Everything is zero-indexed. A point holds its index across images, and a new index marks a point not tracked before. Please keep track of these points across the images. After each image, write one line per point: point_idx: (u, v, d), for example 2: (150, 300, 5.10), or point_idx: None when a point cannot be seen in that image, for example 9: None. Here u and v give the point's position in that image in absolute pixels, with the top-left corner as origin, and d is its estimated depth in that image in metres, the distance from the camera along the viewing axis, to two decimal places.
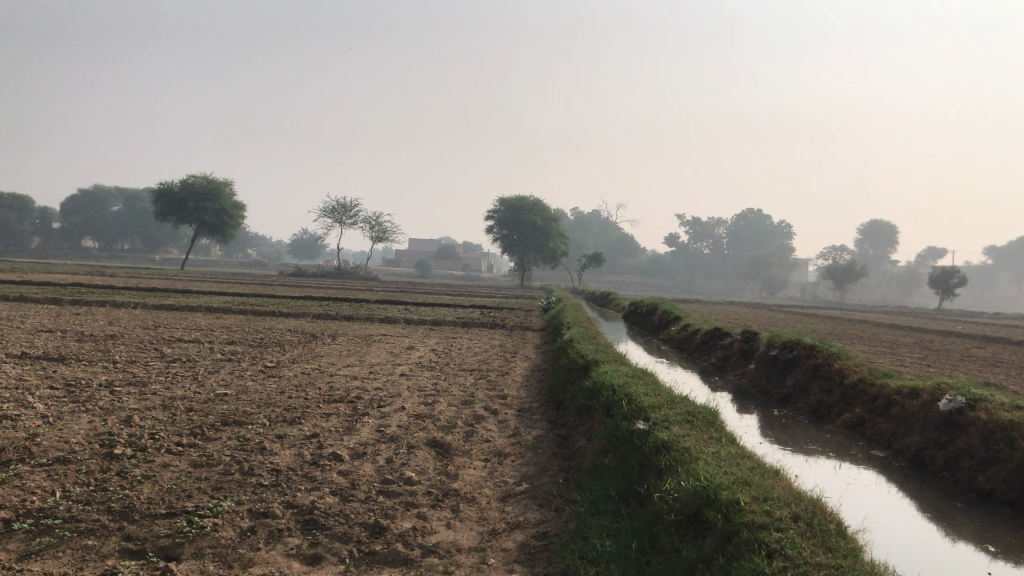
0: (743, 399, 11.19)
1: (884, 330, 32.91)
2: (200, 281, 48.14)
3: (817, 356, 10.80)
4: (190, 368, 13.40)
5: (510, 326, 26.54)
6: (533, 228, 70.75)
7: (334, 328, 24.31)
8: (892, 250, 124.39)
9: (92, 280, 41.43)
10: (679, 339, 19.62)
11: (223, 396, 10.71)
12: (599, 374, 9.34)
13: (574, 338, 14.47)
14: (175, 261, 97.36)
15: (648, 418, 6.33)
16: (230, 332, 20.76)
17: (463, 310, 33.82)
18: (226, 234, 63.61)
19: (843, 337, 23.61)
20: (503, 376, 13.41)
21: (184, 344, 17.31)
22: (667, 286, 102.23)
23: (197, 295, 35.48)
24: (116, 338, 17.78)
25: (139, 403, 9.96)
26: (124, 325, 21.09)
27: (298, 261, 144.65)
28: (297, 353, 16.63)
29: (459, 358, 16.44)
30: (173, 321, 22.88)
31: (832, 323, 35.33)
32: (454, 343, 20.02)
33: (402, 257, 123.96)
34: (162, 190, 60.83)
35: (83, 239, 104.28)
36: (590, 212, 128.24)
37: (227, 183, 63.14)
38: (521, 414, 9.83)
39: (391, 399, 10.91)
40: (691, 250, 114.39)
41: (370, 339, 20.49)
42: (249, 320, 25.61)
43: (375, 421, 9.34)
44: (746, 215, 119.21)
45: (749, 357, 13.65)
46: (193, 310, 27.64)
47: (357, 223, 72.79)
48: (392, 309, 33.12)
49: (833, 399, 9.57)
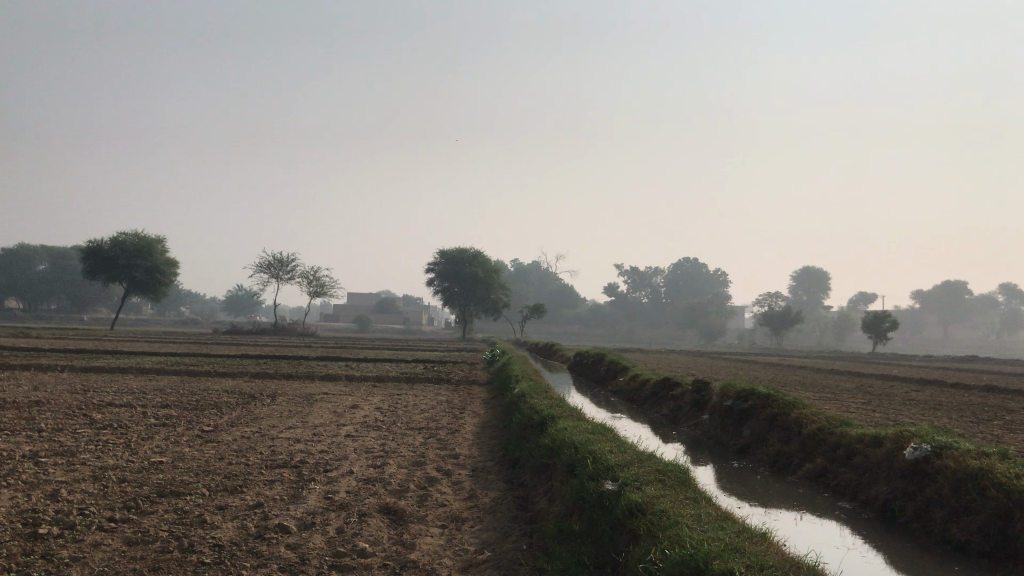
0: (700, 451, 11.01)
1: (825, 375, 33.25)
2: (131, 341, 46.59)
3: (773, 406, 10.70)
4: (122, 434, 12.69)
5: (455, 380, 26.15)
6: (473, 279, 70.55)
7: (273, 386, 23.56)
8: (824, 295, 127.32)
9: (16, 343, 39.75)
10: (627, 389, 19.43)
11: (158, 465, 10.10)
12: (556, 431, 9.05)
13: (524, 393, 14.16)
14: (103, 321, 94.41)
15: (615, 477, 6.07)
16: (165, 394, 19.92)
17: (406, 364, 33.30)
18: (158, 293, 61.97)
19: (787, 383, 23.67)
20: (452, 434, 13.00)
21: (115, 408, 16.49)
22: (608, 336, 102.69)
23: (129, 356, 34.24)
24: (41, 404, 16.83)
25: (67, 475, 9.30)
26: (50, 389, 20.09)
27: (233, 317, 141.73)
28: (235, 415, 15.98)
29: (405, 415, 15.95)
30: (103, 384, 21.91)
31: (773, 369, 35.67)
32: (399, 400, 19.51)
33: (341, 312, 122.60)
34: (90, 248, 59.09)
35: (6, 300, 100.59)
36: (530, 264, 128.78)
37: (159, 240, 61.70)
38: (475, 475, 9.48)
39: (337, 463, 10.44)
40: (630, 299, 115.39)
41: (312, 399, 19.84)
42: (185, 380, 24.73)
43: (323, 487, 8.89)
44: (683, 264, 121.16)
45: (702, 407, 13.53)
46: (124, 372, 26.59)
47: (294, 278, 71.69)
48: (333, 365, 32.39)
49: (793, 449, 9.43)
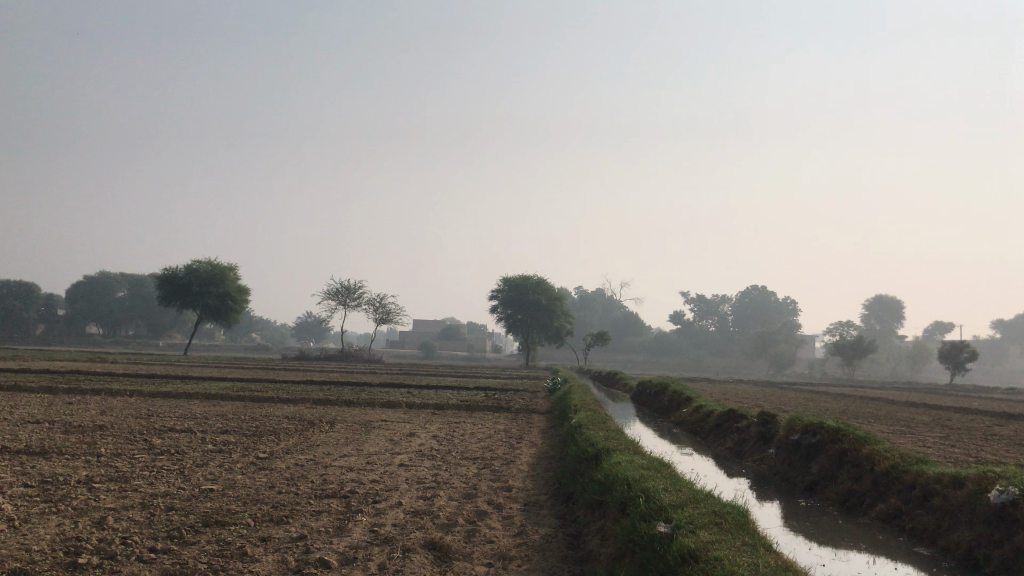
0: (764, 487, 10.50)
1: (899, 408, 31.88)
2: (201, 366, 47.47)
3: (843, 440, 10.10)
4: (177, 460, 12.71)
5: (515, 409, 25.80)
6: (536, 306, 70.32)
7: (333, 413, 23.55)
8: (898, 324, 123.55)
9: (91, 367, 40.78)
10: (691, 421, 18.85)
11: (208, 492, 10.03)
12: (610, 466, 8.66)
13: (581, 423, 13.76)
14: (178, 347, 96.85)
15: (669, 518, 5.67)
16: (226, 420, 20.05)
17: (467, 392, 33.06)
18: (230, 319, 63.24)
19: (858, 416, 22.65)
20: (507, 465, 12.67)
21: (176, 433, 16.61)
22: (673, 365, 101.14)
23: (196, 381, 34.74)
24: (105, 428, 17.03)
25: (116, 502, 9.27)
26: (115, 414, 20.33)
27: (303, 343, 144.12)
28: (292, 442, 15.93)
29: (461, 445, 15.69)
30: (168, 410, 22.12)
31: (844, 401, 34.39)
32: (456, 428, 19.25)
33: (407, 339, 123.67)
34: (166, 275, 60.77)
35: (87, 325, 104.12)
36: (594, 291, 128.04)
37: (231, 268, 63.06)
38: (527, 509, 9.15)
39: (387, 493, 10.21)
40: (697, 328, 113.61)
41: (370, 426, 19.74)
42: (247, 406, 24.88)
43: (369, 519, 8.64)
44: (750, 292, 118.99)
45: (768, 441, 12.95)
46: (189, 397, 26.90)
47: (360, 305, 72.48)
48: (394, 392, 32.30)
49: (864, 488, 8.85)
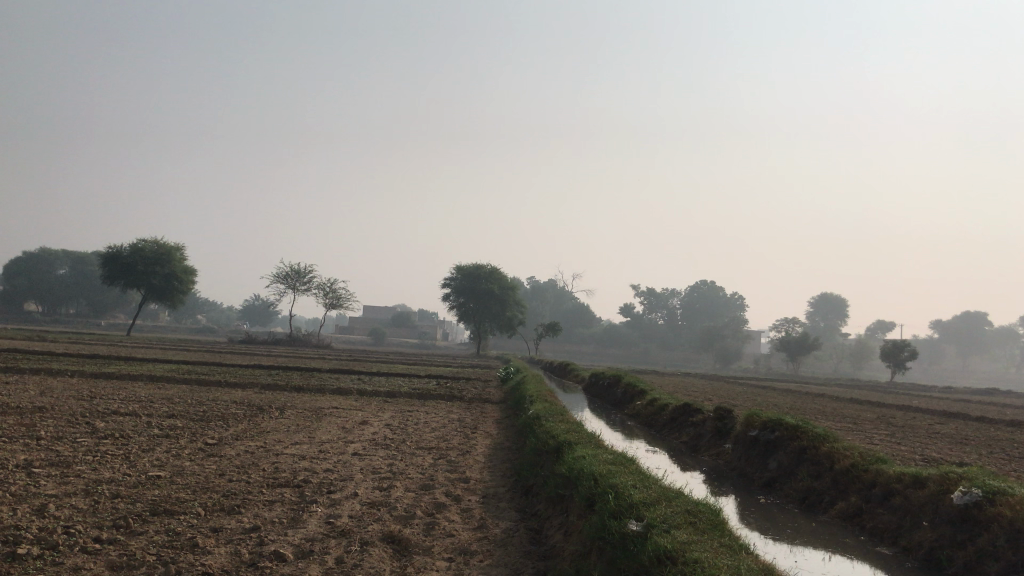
0: (722, 483, 10.50)
1: (845, 404, 32.38)
2: (145, 348, 46.27)
3: (802, 437, 10.14)
4: (122, 445, 12.27)
5: (469, 398, 25.57)
6: (488, 295, 70.17)
7: (283, 399, 23.11)
8: (841, 322, 126.06)
9: (29, 346, 39.47)
10: (646, 414, 18.85)
11: (155, 480, 9.66)
12: (573, 461, 8.52)
13: (540, 415, 13.61)
14: (120, 327, 94.56)
15: (640, 516, 5.55)
16: (172, 404, 19.52)
17: (419, 380, 32.76)
18: (175, 301, 61.92)
19: (808, 412, 22.88)
20: (464, 456, 12.47)
21: (120, 417, 16.08)
22: (623, 357, 101.82)
23: (139, 363, 33.88)
24: (45, 411, 16.41)
25: (57, 488, 8.87)
26: (56, 396, 19.65)
27: (250, 327, 141.88)
28: (241, 428, 15.55)
29: (416, 434, 15.44)
30: (111, 392, 21.45)
31: (791, 396, 34.87)
32: (409, 417, 18.98)
33: (357, 325, 122.47)
34: (110, 253, 59.22)
35: (26, 303, 101.18)
36: (546, 282, 128.28)
37: (178, 248, 61.68)
38: (486, 502, 9.00)
39: (342, 483, 9.97)
40: (647, 321, 114.57)
41: (321, 413, 19.40)
42: (194, 390, 24.28)
43: (324, 511, 8.40)
44: (700, 286, 120.31)
45: (725, 436, 12.99)
46: (133, 380, 26.18)
47: (310, 290, 71.53)
48: (345, 378, 31.87)
49: (823, 485, 8.89)
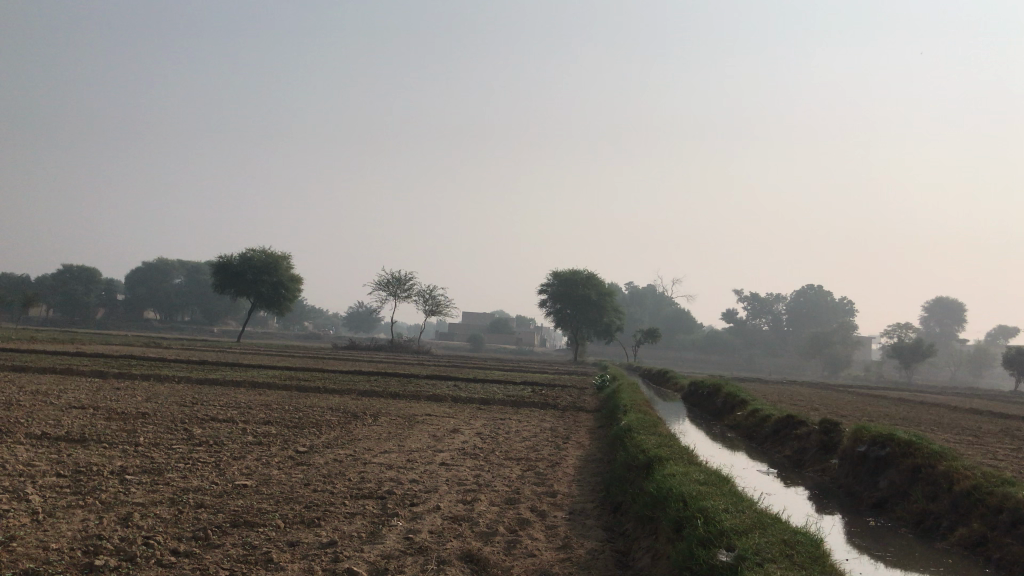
0: (827, 502, 9.82)
1: (965, 416, 30.41)
2: (251, 354, 47.69)
3: (916, 455, 9.35)
4: (214, 453, 12.42)
5: (563, 406, 25.18)
6: (585, 301, 69.57)
7: (378, 405, 23.22)
8: (960, 327, 119.88)
9: (145, 352, 41.24)
10: (746, 426, 18.05)
11: (241, 490, 9.63)
12: (662, 478, 8.03)
13: (633, 427, 13.09)
14: (231, 334, 98.21)
15: (731, 546, 5.04)
16: (269, 410, 19.81)
17: (514, 387, 32.56)
18: (283, 308, 63.63)
19: (923, 424, 21.49)
20: (553, 468, 12.06)
21: (218, 424, 16.35)
22: (724, 364, 99.46)
23: (243, 369, 34.80)
24: (147, 416, 16.83)
25: (145, 496, 8.92)
26: (161, 401, 20.22)
27: (354, 333, 145.25)
28: (333, 436, 15.58)
29: (506, 444, 15.13)
30: (213, 398, 21.97)
31: (906, 407, 32.99)
32: (501, 425, 18.74)
33: (457, 331, 123.75)
34: (222, 263, 61.48)
35: (146, 311, 106.36)
36: (646, 288, 126.63)
37: (285, 257, 63.40)
38: (572, 519, 8.63)
39: (426, 496, 9.72)
40: (750, 327, 111.64)
41: (414, 421, 19.31)
42: (292, 396, 24.67)
43: (405, 525, 8.17)
44: (806, 291, 116.48)
45: (830, 451, 12.22)
46: (236, 386, 26.86)
47: (411, 296, 72.49)
48: (440, 385, 31.90)
49: (941, 509, 8.12)
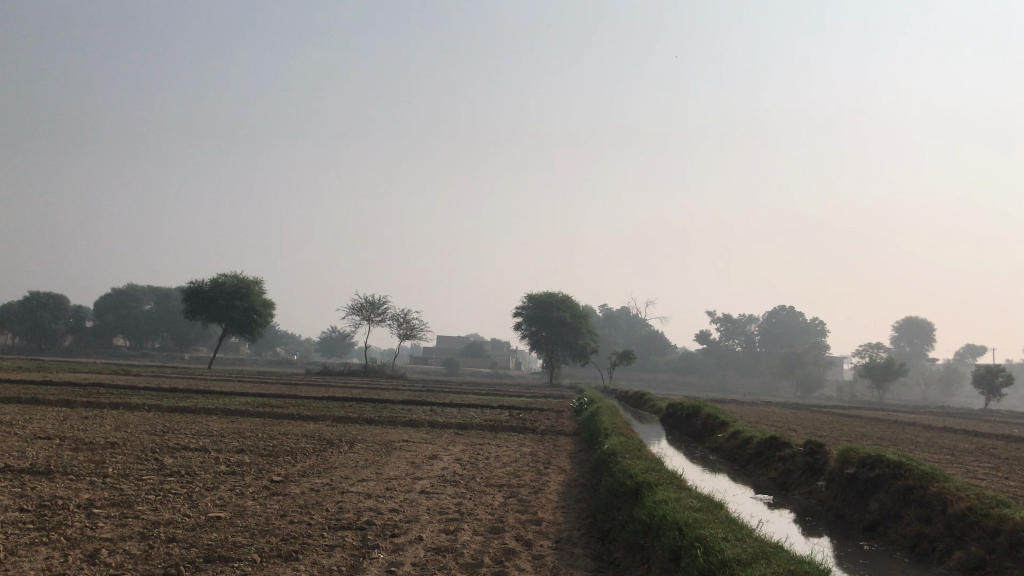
0: (817, 525, 9.64)
1: (940, 434, 30.47)
2: (223, 380, 46.90)
3: (907, 476, 9.21)
4: (187, 483, 12.04)
5: (542, 430, 24.89)
6: (560, 324, 69.45)
7: (353, 432, 22.79)
8: (929, 346, 121.22)
9: (114, 380, 40.42)
10: (728, 449, 17.89)
11: (214, 522, 9.29)
12: (654, 504, 7.79)
13: (616, 450, 12.87)
14: (202, 360, 96.87)
15: None
16: (242, 438, 19.36)
17: (491, 410, 32.22)
18: (255, 334, 62.85)
19: (902, 443, 21.44)
20: (536, 494, 11.80)
21: (189, 453, 15.91)
22: (699, 385, 99.64)
23: (215, 396, 34.18)
24: (116, 446, 16.33)
25: (113, 531, 8.54)
26: (129, 431, 19.69)
27: (327, 358, 143.98)
28: (309, 463, 15.22)
29: (486, 470, 14.82)
30: (183, 426, 21.45)
31: (882, 426, 33.06)
32: (480, 451, 18.44)
33: (431, 356, 123.03)
34: (193, 288, 60.72)
35: (115, 338, 104.77)
36: (620, 310, 126.81)
37: (257, 282, 62.75)
38: (559, 547, 8.37)
39: (407, 525, 9.43)
40: (724, 348, 112.07)
41: (391, 447, 18.95)
42: (266, 424, 24.17)
43: (386, 558, 7.86)
44: (778, 312, 117.36)
45: (816, 473, 12.07)
46: (207, 413, 26.32)
47: (385, 321, 71.94)
48: (416, 410, 31.46)
49: (935, 531, 7.99)
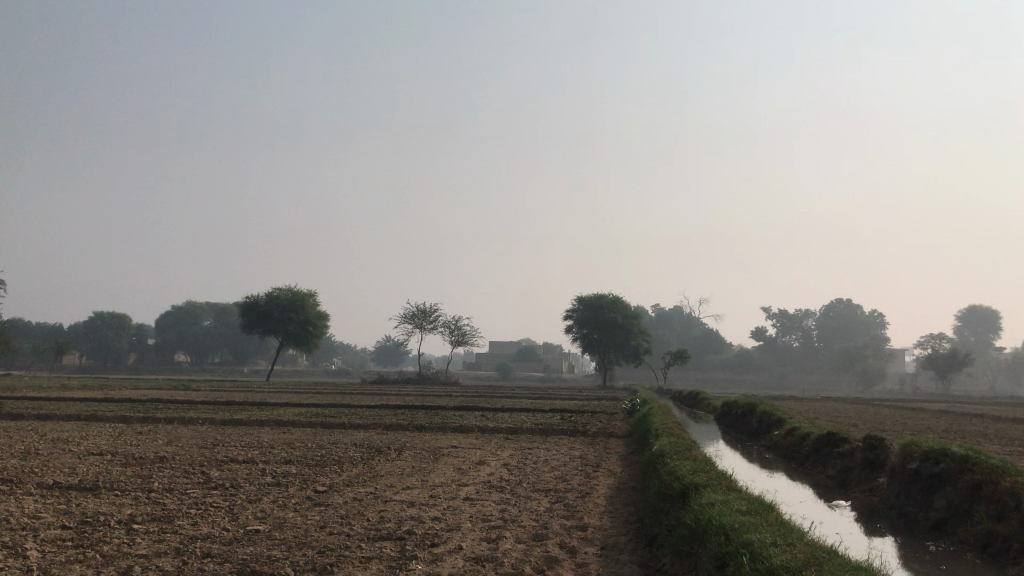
0: (879, 526, 9.10)
1: (1010, 426, 29.21)
2: (277, 392, 47.20)
3: (974, 471, 8.64)
4: (230, 496, 11.95)
5: (592, 433, 24.43)
6: (611, 325, 68.81)
7: (403, 439, 22.64)
8: (994, 335, 117.62)
9: (172, 395, 41.03)
10: (785, 446, 17.28)
11: (251, 535, 9.12)
12: (699, 508, 7.39)
13: (666, 452, 12.42)
14: (259, 373, 98.17)
15: None
16: (290, 449, 19.30)
17: (542, 414, 31.84)
18: (311, 345, 63.34)
19: (968, 437, 20.55)
20: (583, 499, 11.44)
21: (236, 466, 15.85)
22: (756, 382, 97.88)
23: (269, 407, 34.50)
24: (164, 461, 16.37)
25: (149, 548, 8.40)
26: (181, 445, 19.79)
27: (382, 366, 144.95)
28: (355, 473, 15.08)
29: (534, 475, 14.47)
30: (234, 439, 21.49)
31: (948, 418, 31.88)
32: (529, 455, 18.07)
33: (485, 361, 123.02)
34: (248, 303, 61.56)
35: (176, 354, 106.88)
36: (672, 310, 125.42)
37: (311, 294, 63.27)
38: (604, 555, 8.01)
39: (446, 534, 9.16)
40: (780, 345, 110.05)
41: (439, 454, 18.74)
42: (314, 434, 24.12)
43: (424, 569, 7.58)
44: (835, 305, 114.91)
45: (877, 469, 11.50)
46: (259, 425, 26.37)
47: (437, 328, 72.01)
48: (466, 416, 31.23)
49: (1008, 530, 7.43)
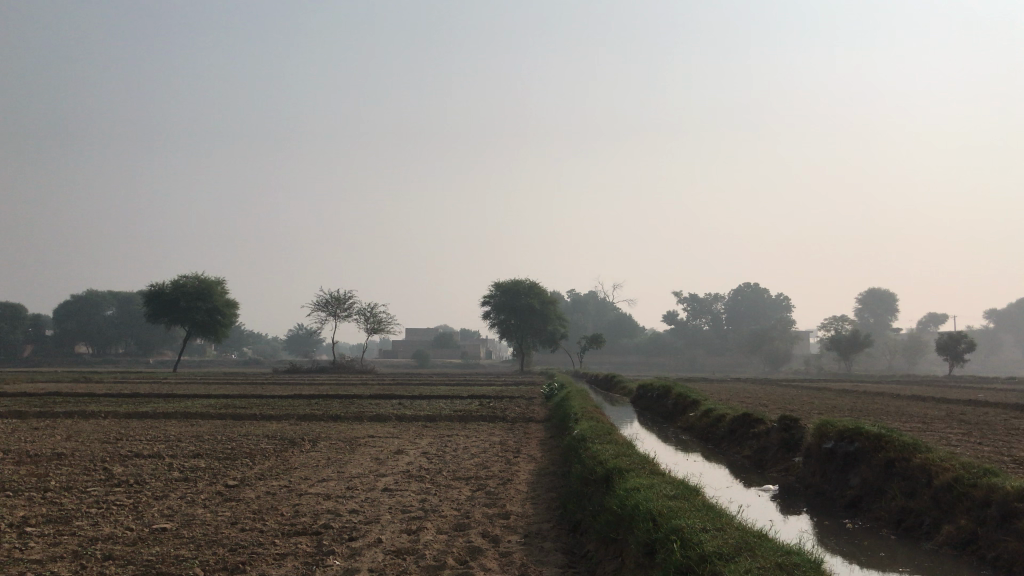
0: (796, 505, 9.22)
1: (909, 403, 30.37)
2: (186, 383, 45.73)
3: (887, 448, 8.81)
4: (134, 493, 11.35)
5: (512, 418, 24.34)
6: (528, 310, 68.96)
7: (317, 430, 22.10)
8: (892, 317, 122.72)
9: (71, 388, 39.23)
10: (701, 427, 17.48)
11: (156, 534, 8.63)
12: (625, 493, 7.30)
13: (586, 436, 12.35)
14: (166, 364, 94.91)
15: (718, 572, 4.38)
16: (199, 442, 18.56)
17: (460, 401, 31.58)
18: (220, 334, 61.56)
19: (874, 415, 21.21)
20: (504, 486, 11.27)
21: (140, 461, 15.10)
22: (668, 365, 99.75)
23: (177, 399, 33.30)
24: (62, 458, 15.51)
25: (43, 551, 7.85)
26: (81, 440, 18.80)
27: (296, 355, 142.29)
28: (267, 466, 14.57)
29: (454, 463, 14.23)
30: (139, 433, 20.56)
31: (852, 398, 32.94)
32: (448, 443, 17.84)
33: (401, 348, 121.98)
34: (153, 291, 59.36)
35: (77, 345, 102.45)
36: (587, 295, 126.69)
37: (219, 282, 61.45)
38: (527, 543, 7.87)
39: (364, 527, 8.87)
40: (692, 328, 112.42)
41: (355, 444, 18.30)
42: (225, 426, 23.34)
43: (341, 564, 7.27)
44: (743, 288, 117.95)
45: (793, 449, 11.68)
46: (167, 418, 25.37)
47: (351, 315, 70.92)
48: (384, 404, 30.69)
49: (922, 506, 7.58)
